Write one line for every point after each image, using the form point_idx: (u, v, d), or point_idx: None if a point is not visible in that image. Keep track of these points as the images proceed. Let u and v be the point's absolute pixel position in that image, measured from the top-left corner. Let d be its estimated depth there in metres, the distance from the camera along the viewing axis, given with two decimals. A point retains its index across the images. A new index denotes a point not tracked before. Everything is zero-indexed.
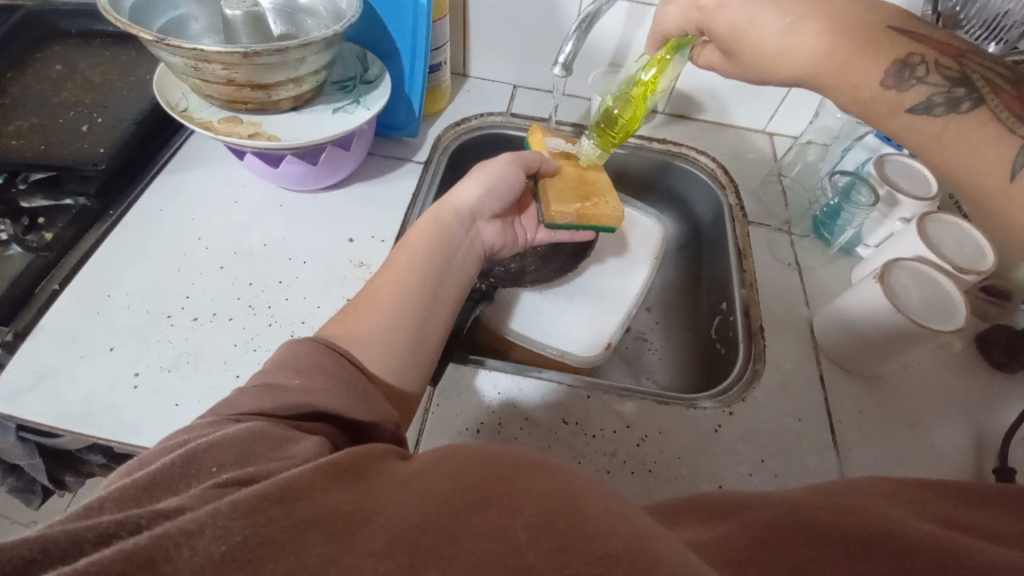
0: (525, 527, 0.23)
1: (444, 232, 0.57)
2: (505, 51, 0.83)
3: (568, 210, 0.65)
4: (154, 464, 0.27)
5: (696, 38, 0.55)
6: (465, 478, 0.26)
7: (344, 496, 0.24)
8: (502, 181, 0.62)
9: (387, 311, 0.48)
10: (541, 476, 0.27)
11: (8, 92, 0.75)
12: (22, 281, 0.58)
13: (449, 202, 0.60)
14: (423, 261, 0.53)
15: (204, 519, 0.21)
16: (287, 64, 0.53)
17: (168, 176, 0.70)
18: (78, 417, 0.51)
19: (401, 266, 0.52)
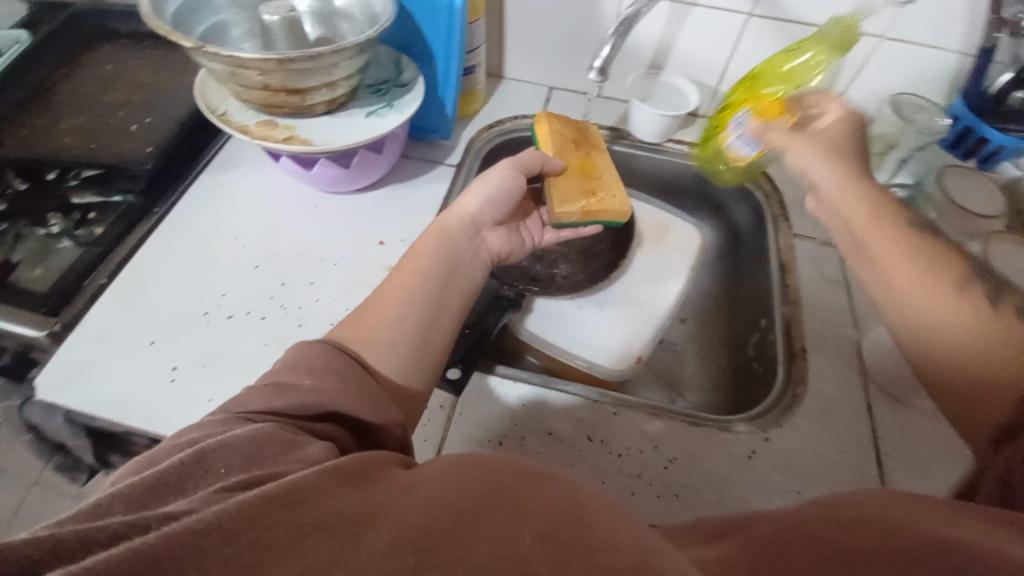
0: (530, 536, 0.23)
1: (452, 238, 0.56)
2: (541, 53, 0.81)
3: (573, 210, 0.65)
4: (164, 463, 0.27)
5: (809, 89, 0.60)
6: (472, 484, 0.26)
7: (350, 498, 0.24)
8: (506, 190, 0.61)
9: (397, 317, 0.48)
10: (548, 485, 0.27)
11: (62, 91, 0.78)
12: (73, 274, 0.61)
13: (456, 210, 0.58)
14: (431, 266, 0.53)
15: (209, 519, 0.21)
16: (321, 69, 0.53)
17: (208, 176, 0.72)
18: (118, 408, 0.53)
19: (409, 270, 0.52)
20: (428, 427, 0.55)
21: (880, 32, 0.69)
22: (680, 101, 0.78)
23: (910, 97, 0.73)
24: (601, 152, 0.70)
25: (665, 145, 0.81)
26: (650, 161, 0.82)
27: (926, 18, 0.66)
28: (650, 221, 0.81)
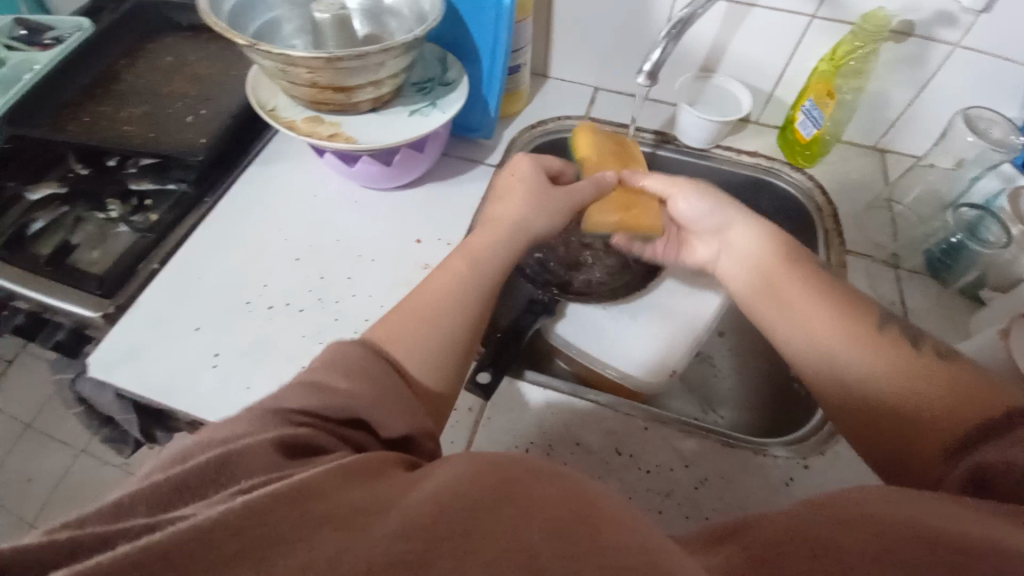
0: (539, 530, 0.24)
1: (514, 245, 0.55)
2: (588, 51, 0.80)
3: (610, 219, 0.62)
4: (193, 460, 0.29)
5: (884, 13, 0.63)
6: (482, 474, 0.27)
7: (359, 496, 0.25)
8: (539, 212, 0.57)
9: (444, 321, 0.48)
10: (556, 480, 0.28)
11: (125, 80, 0.82)
12: (129, 257, 0.64)
13: (502, 220, 0.56)
14: (477, 274, 0.52)
15: (218, 517, 0.22)
16: (368, 68, 0.54)
17: (256, 168, 0.74)
18: (163, 389, 0.56)
19: (457, 273, 0.52)
20: (455, 428, 0.55)
21: (956, 39, 0.64)
22: (732, 106, 0.75)
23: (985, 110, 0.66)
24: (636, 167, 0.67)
25: (713, 152, 0.77)
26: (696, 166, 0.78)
27: (1009, 25, 0.61)
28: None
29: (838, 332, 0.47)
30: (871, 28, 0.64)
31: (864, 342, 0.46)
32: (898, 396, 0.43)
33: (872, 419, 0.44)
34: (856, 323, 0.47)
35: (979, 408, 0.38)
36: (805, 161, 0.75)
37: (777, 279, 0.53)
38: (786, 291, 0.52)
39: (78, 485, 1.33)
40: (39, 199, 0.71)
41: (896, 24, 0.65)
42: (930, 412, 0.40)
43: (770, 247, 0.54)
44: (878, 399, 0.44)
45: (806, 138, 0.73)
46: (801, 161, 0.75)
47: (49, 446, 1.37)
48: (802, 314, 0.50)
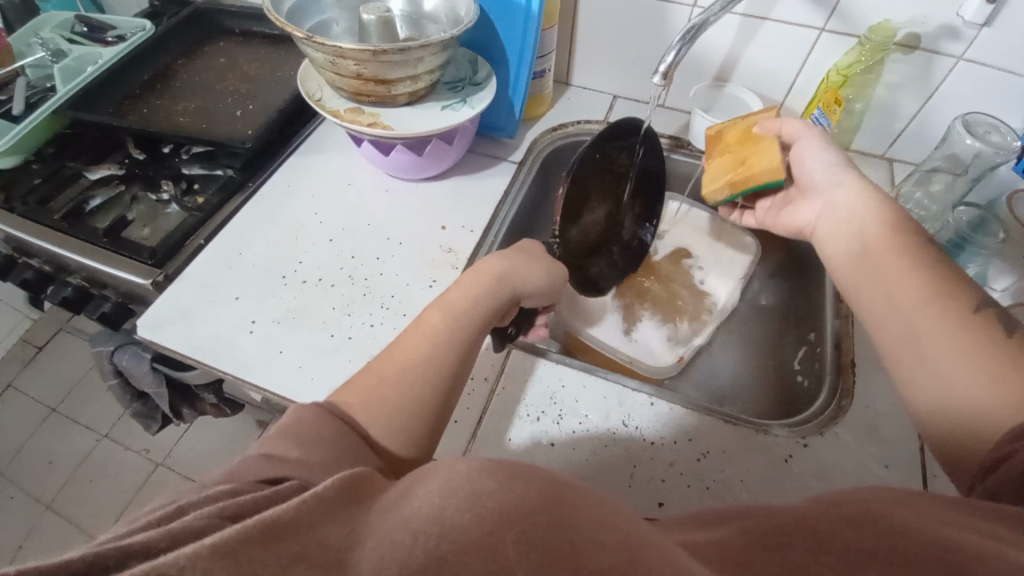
0: (516, 545, 0.24)
1: (491, 302, 0.55)
2: (611, 60, 0.85)
3: (720, 186, 0.65)
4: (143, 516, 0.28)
5: (888, 22, 0.68)
6: (456, 491, 0.25)
7: (335, 528, 0.26)
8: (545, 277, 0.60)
9: (417, 376, 0.48)
10: (534, 481, 0.27)
11: (179, 77, 0.89)
12: (179, 232, 0.70)
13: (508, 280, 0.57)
14: (458, 328, 0.52)
15: (184, 561, 0.23)
16: (409, 62, 0.59)
17: (297, 158, 0.79)
18: (206, 350, 0.61)
19: (432, 329, 0.51)
20: (472, 397, 0.59)
21: (959, 53, 0.68)
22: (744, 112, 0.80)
23: (986, 115, 0.68)
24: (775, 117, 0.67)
25: None
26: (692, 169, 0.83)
27: (1007, 43, 0.65)
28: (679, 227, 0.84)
29: (938, 315, 0.44)
30: (879, 39, 0.68)
31: (966, 327, 0.42)
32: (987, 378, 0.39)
33: (944, 402, 0.41)
34: (950, 317, 0.43)
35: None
36: None
37: (887, 267, 0.49)
38: (893, 274, 0.49)
39: (98, 467, 1.37)
40: (98, 177, 0.78)
41: (901, 38, 0.69)
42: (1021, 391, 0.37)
43: (879, 223, 0.53)
44: (958, 369, 0.41)
45: None
46: None
47: (73, 429, 1.42)
48: (900, 304, 0.47)
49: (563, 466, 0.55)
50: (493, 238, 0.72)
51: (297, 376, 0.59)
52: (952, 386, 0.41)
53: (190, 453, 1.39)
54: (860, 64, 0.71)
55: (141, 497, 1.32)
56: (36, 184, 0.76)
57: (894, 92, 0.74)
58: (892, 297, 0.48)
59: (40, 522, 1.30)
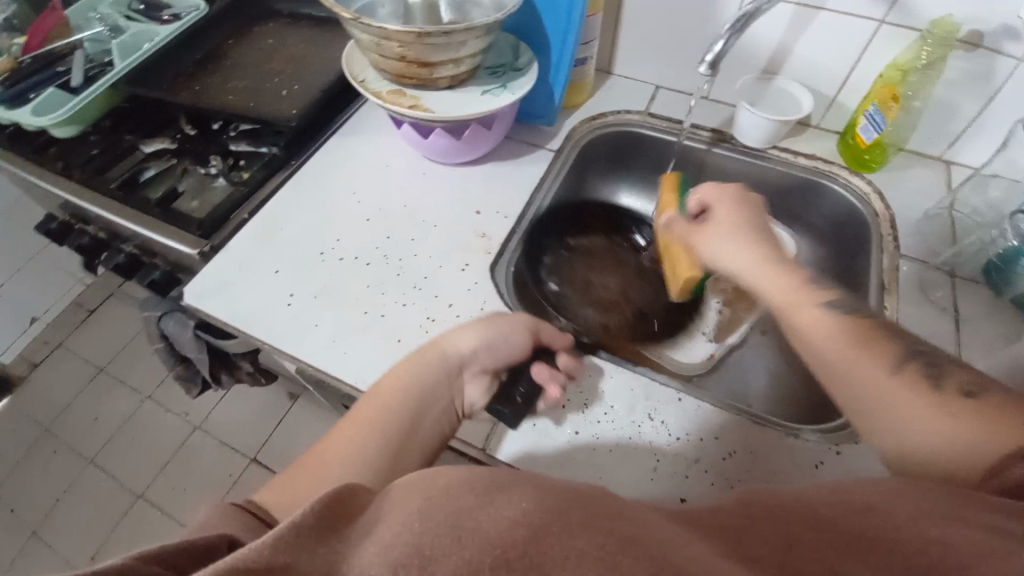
0: (494, 569, 0.23)
1: (427, 375, 0.54)
2: (655, 50, 0.83)
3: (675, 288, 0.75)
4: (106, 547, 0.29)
5: (950, 18, 0.64)
6: (432, 517, 0.26)
7: (310, 564, 0.25)
8: (498, 336, 0.57)
9: (346, 470, 0.47)
10: (515, 496, 0.27)
11: (229, 56, 0.92)
12: (225, 206, 0.73)
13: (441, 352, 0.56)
14: (393, 404, 0.52)
15: None
16: (451, 44, 0.60)
17: (339, 138, 0.81)
18: (246, 319, 0.63)
19: (367, 414, 0.51)
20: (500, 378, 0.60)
21: (1022, 53, 0.64)
22: (792, 107, 0.78)
23: None
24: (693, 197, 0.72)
25: (768, 152, 0.80)
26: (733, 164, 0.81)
27: None
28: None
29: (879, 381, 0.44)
30: (940, 34, 0.64)
31: (907, 387, 0.42)
32: (948, 437, 0.39)
33: (924, 469, 0.40)
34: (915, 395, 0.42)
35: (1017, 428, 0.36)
36: (862, 166, 0.76)
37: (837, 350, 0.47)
38: (840, 367, 0.46)
39: (141, 426, 1.45)
40: (152, 151, 0.82)
41: (962, 35, 0.66)
42: (982, 442, 0.37)
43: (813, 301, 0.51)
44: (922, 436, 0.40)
45: (864, 143, 0.74)
46: (857, 165, 0.76)
47: (118, 389, 1.50)
48: (856, 396, 0.45)
49: (587, 457, 0.55)
50: (527, 227, 0.73)
51: (330, 349, 0.61)
52: (932, 451, 0.39)
53: (224, 420, 1.45)
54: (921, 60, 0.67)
55: (178, 459, 1.39)
56: (94, 154, 0.80)
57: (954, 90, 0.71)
58: (849, 390, 0.46)
59: (82, 475, 1.38)
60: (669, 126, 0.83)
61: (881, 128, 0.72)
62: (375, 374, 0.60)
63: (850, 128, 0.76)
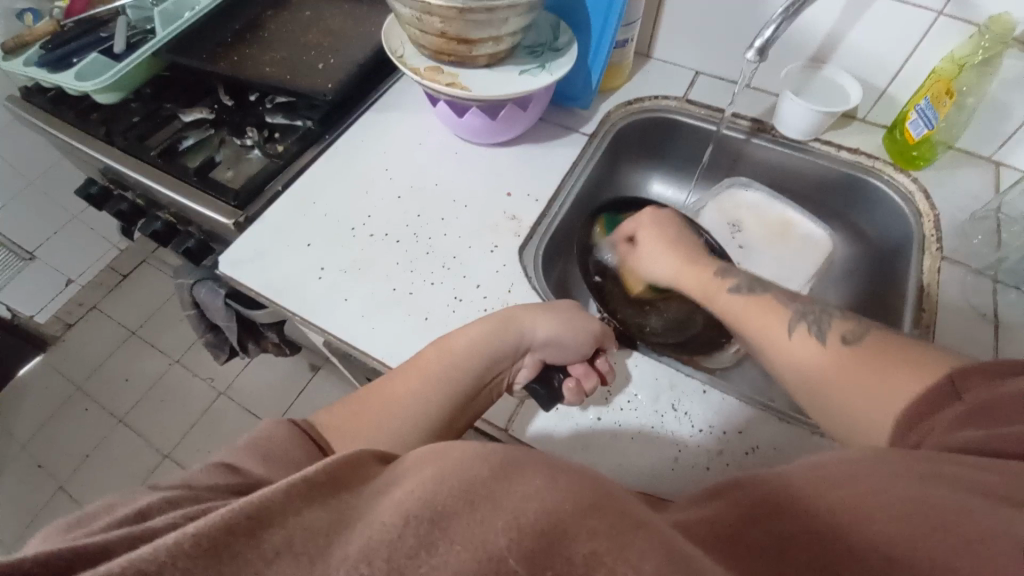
0: (505, 532, 0.24)
1: (494, 351, 0.55)
2: (697, 34, 0.81)
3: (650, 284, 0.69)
4: (143, 506, 0.31)
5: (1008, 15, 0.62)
6: (447, 480, 0.26)
7: (322, 513, 0.26)
8: (571, 334, 0.58)
9: (395, 414, 0.50)
10: (529, 473, 0.27)
11: (267, 27, 0.92)
12: (260, 178, 0.74)
13: (522, 336, 0.56)
14: (454, 371, 0.53)
15: (166, 558, 0.23)
16: (492, 22, 0.59)
17: (373, 114, 0.81)
18: (278, 290, 0.65)
19: (426, 370, 0.53)
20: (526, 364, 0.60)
21: None
22: (841, 99, 0.74)
23: None
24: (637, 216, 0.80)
25: (810, 144, 0.77)
26: (769, 156, 0.80)
27: None
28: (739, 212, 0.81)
29: (785, 343, 0.51)
30: (998, 31, 0.62)
31: (803, 343, 0.50)
32: (851, 388, 0.45)
33: (838, 417, 0.46)
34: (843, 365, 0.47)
35: (904, 365, 0.43)
36: (908, 163, 0.73)
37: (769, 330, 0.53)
38: (772, 341, 0.53)
39: (169, 389, 1.50)
40: (191, 120, 0.83)
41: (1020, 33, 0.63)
42: (889, 392, 0.43)
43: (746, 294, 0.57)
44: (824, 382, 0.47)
45: (913, 139, 0.71)
46: (904, 162, 0.73)
47: (149, 352, 1.55)
48: (789, 374, 0.50)
49: (608, 440, 0.55)
50: (558, 210, 0.72)
51: (360, 323, 0.62)
52: (851, 417, 0.44)
53: (249, 387, 1.49)
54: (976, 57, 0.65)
55: (203, 422, 1.44)
56: (135, 122, 0.82)
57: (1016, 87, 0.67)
58: (786, 366, 0.51)
59: (112, 433, 1.44)
60: (707, 113, 0.81)
61: (932, 124, 0.69)
62: (402, 349, 0.60)
63: (897, 126, 0.73)
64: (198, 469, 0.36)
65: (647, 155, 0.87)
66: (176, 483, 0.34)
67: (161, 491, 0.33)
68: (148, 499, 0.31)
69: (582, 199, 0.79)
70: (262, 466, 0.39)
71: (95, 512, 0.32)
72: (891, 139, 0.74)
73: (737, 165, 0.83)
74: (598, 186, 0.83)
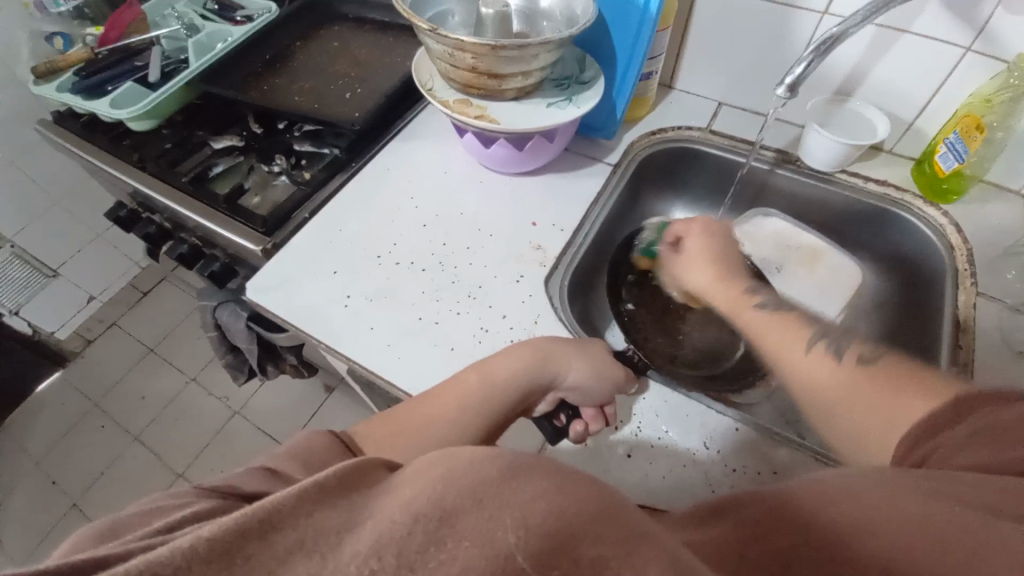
0: (514, 530, 0.23)
1: (530, 380, 0.54)
2: (722, 65, 0.81)
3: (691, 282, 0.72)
4: (175, 512, 0.31)
5: None
6: (456, 479, 0.25)
7: (334, 514, 0.26)
8: (600, 379, 0.57)
9: (433, 438, 0.50)
10: (535, 478, 0.26)
11: (296, 57, 0.94)
12: (288, 205, 0.75)
13: (556, 373, 0.56)
14: (488, 400, 0.52)
15: (178, 562, 0.23)
16: (523, 59, 0.60)
17: (398, 142, 0.82)
18: (303, 318, 0.65)
19: (463, 396, 0.52)
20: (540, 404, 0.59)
21: None
22: (866, 133, 0.75)
23: None
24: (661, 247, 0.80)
25: (835, 176, 0.77)
26: (796, 186, 0.80)
27: None
28: (766, 244, 0.80)
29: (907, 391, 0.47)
30: None
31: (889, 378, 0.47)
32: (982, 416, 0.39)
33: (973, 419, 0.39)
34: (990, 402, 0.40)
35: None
36: (939, 196, 0.73)
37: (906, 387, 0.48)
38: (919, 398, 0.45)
39: (183, 408, 1.50)
40: (221, 148, 0.84)
41: None
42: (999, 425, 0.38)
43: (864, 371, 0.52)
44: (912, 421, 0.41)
45: (943, 171, 0.70)
46: (934, 195, 0.73)
47: (165, 370, 1.56)
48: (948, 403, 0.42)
49: (637, 477, 0.55)
50: (582, 242, 0.72)
51: (385, 353, 0.62)
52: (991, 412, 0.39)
53: (263, 408, 1.49)
54: (1002, 95, 0.65)
55: (217, 442, 1.43)
56: (168, 148, 0.84)
57: None
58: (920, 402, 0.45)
59: (127, 450, 1.44)
60: (733, 144, 0.81)
61: (962, 157, 0.68)
62: (428, 381, 0.60)
63: (922, 164, 0.74)
64: (239, 476, 0.36)
65: (673, 186, 0.87)
66: (217, 489, 0.34)
67: (195, 503, 0.32)
68: (186, 511, 0.30)
69: (605, 234, 0.79)
70: (302, 475, 0.38)
71: (130, 523, 0.31)
72: (916, 176, 0.75)
73: (761, 195, 0.83)
74: (619, 219, 0.83)
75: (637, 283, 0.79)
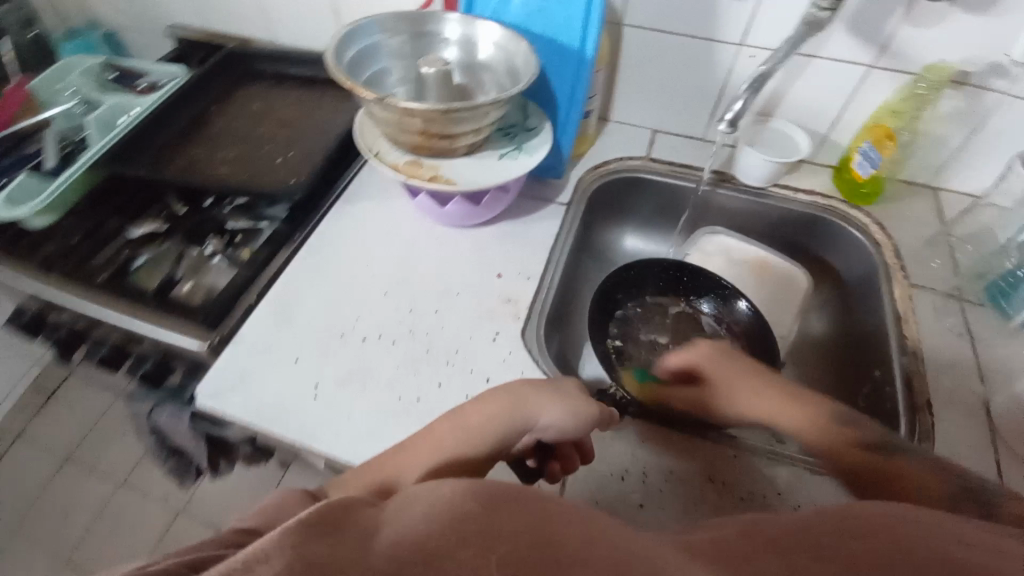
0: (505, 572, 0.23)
1: (504, 430, 0.50)
2: (653, 96, 0.85)
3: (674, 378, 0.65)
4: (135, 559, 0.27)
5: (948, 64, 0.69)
6: (445, 518, 0.24)
7: (319, 546, 0.23)
8: (579, 420, 0.53)
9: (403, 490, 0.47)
10: None
11: (213, 123, 0.87)
12: (231, 291, 0.69)
13: (530, 418, 0.52)
14: (461, 449, 0.49)
15: None
16: (475, 118, 0.58)
17: (342, 205, 0.78)
18: (269, 418, 0.59)
19: (438, 443, 0.49)
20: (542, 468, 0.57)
21: (1006, 88, 0.68)
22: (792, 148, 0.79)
23: None
24: (632, 286, 0.81)
25: (769, 190, 0.82)
26: (735, 204, 0.84)
27: None
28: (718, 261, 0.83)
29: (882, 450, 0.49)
30: (936, 78, 0.69)
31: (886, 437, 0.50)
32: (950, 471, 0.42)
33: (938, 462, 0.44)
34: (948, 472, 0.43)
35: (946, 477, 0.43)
36: (862, 199, 0.79)
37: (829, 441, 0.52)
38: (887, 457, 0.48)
39: (117, 515, 1.33)
40: (142, 235, 0.76)
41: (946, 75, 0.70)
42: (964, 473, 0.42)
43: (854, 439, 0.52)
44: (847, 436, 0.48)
45: (862, 177, 0.77)
46: (857, 199, 0.79)
47: (90, 476, 1.38)
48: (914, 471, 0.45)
49: (653, 526, 0.54)
50: (549, 285, 0.72)
51: (369, 442, 0.57)
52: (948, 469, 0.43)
53: (213, 498, 1.35)
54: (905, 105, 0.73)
55: (163, 546, 1.28)
56: (76, 242, 0.74)
57: (942, 126, 0.74)
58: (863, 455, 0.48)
59: None
60: (675, 171, 0.84)
61: (876, 164, 0.75)
62: None
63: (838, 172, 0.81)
64: None
65: (621, 216, 0.89)
66: None
67: None
68: None
69: (570, 274, 0.80)
70: None
71: None
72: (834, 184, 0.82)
73: (705, 214, 0.87)
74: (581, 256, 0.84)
75: (614, 318, 0.80)
